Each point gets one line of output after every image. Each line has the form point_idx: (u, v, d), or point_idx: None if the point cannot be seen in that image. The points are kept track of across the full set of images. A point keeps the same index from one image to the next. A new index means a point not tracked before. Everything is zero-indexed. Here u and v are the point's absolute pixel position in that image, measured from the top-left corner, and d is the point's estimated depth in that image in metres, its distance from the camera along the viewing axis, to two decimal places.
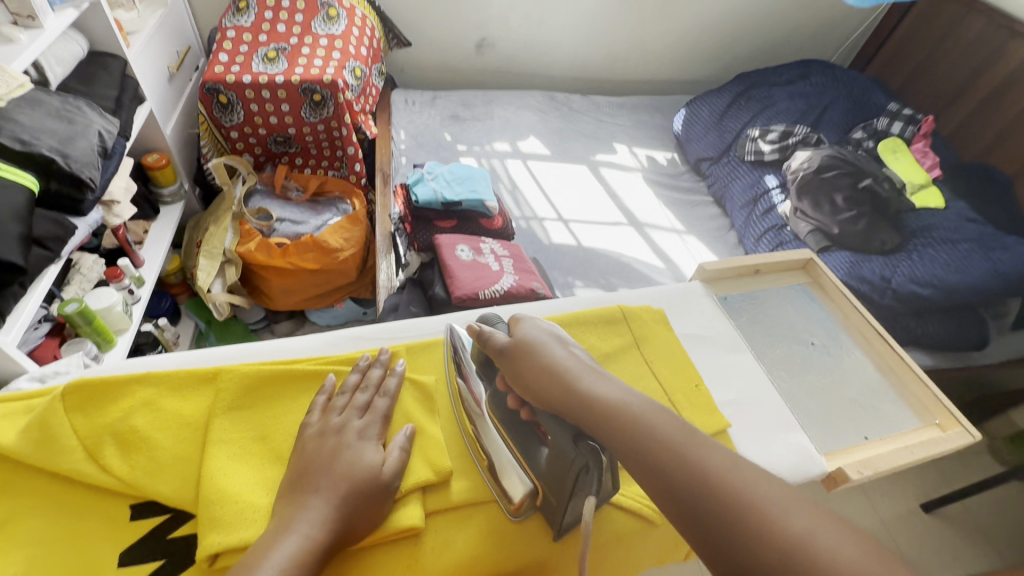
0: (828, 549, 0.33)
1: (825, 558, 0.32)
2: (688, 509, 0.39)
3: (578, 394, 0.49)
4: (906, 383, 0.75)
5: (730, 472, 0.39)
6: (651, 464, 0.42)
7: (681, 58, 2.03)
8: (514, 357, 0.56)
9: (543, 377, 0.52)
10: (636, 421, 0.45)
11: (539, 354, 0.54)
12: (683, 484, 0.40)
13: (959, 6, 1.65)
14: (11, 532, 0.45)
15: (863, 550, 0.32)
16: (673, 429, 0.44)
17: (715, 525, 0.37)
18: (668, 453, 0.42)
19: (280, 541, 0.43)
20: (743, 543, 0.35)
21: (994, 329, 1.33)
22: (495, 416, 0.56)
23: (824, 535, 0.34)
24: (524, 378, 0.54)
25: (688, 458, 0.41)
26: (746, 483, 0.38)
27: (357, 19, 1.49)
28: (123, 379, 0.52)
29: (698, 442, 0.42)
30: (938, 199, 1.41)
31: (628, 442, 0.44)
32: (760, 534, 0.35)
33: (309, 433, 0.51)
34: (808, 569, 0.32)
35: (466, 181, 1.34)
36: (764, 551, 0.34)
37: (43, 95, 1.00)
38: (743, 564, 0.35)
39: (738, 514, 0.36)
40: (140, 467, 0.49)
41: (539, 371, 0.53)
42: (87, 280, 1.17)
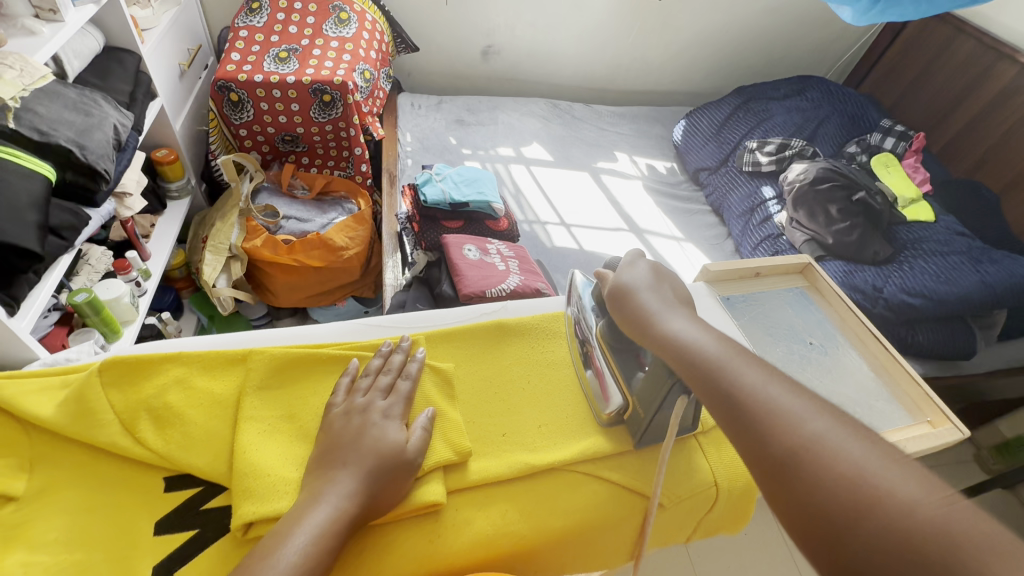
0: (839, 448, 0.35)
1: (836, 457, 0.34)
2: (723, 408, 0.42)
3: (649, 324, 0.51)
4: (900, 384, 0.78)
5: (762, 383, 0.41)
6: (695, 370, 0.45)
7: (680, 71, 2.08)
8: (616, 303, 0.56)
9: (626, 311, 0.55)
10: (687, 342, 0.47)
11: (630, 288, 0.56)
12: (724, 393, 0.42)
13: (948, 28, 1.71)
14: (48, 501, 0.47)
15: (877, 454, 0.34)
16: (719, 350, 0.45)
17: (743, 421, 0.40)
18: (709, 366, 0.44)
19: (311, 511, 0.45)
20: (764, 441, 0.38)
21: (982, 340, 1.38)
22: (602, 339, 0.60)
23: (838, 443, 0.35)
24: (625, 320, 0.55)
25: (728, 367, 0.43)
26: (777, 392, 0.40)
27: (367, 23, 1.53)
28: (157, 357, 0.55)
29: (740, 358, 0.44)
30: (928, 213, 1.47)
31: (677, 354, 0.47)
32: (777, 437, 0.37)
33: (335, 412, 0.54)
34: (813, 469, 0.35)
35: (473, 183, 1.37)
36: (780, 444, 0.37)
37: (60, 86, 1.02)
38: (763, 462, 0.37)
39: (762, 420, 0.39)
40: (175, 440, 0.51)
41: (628, 311, 0.54)
42: (95, 271, 1.18)
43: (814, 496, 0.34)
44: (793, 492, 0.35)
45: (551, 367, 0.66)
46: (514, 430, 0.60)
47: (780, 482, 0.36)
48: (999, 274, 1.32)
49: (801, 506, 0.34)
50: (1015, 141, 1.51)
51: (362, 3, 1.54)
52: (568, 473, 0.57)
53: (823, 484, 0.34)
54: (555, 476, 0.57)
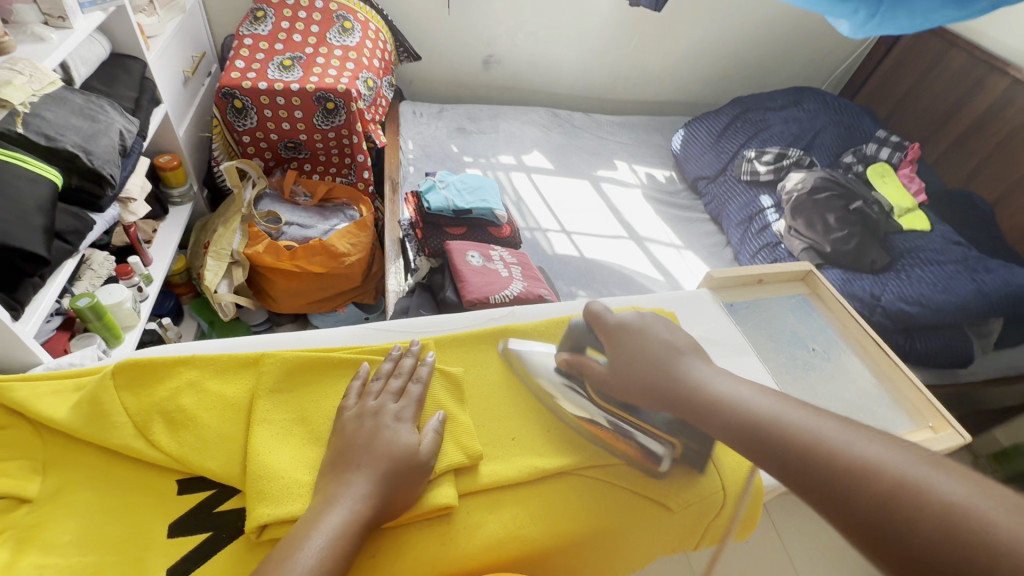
0: (919, 484, 0.36)
1: (918, 489, 0.36)
2: (794, 469, 0.44)
3: (682, 380, 0.56)
4: (901, 389, 0.79)
5: (828, 434, 0.44)
6: (758, 436, 0.48)
7: (679, 81, 2.11)
8: (614, 341, 0.63)
9: (642, 370, 0.59)
10: (741, 406, 0.51)
11: (640, 345, 0.61)
12: (793, 450, 0.45)
13: (941, 41, 1.75)
14: (63, 504, 0.47)
15: (956, 483, 0.35)
16: (777, 408, 0.49)
17: (817, 477, 0.42)
18: (770, 427, 0.48)
19: (326, 514, 0.45)
20: (846, 486, 0.40)
21: (979, 347, 1.39)
22: (601, 402, 0.61)
23: (917, 473, 0.37)
24: (618, 359, 0.61)
25: (791, 427, 0.47)
26: (846, 443, 0.42)
27: (370, 33, 1.54)
28: (170, 360, 0.55)
29: (800, 415, 0.48)
30: (923, 222, 1.50)
31: (735, 422, 0.50)
32: (856, 479, 0.39)
33: (347, 415, 0.54)
34: (901, 501, 0.36)
35: (476, 190, 1.38)
36: (861, 491, 0.39)
37: (67, 92, 1.03)
38: (851, 508, 0.39)
39: (834, 467, 0.41)
40: (189, 443, 0.51)
41: (639, 367, 0.59)
42: (98, 276, 1.19)
43: (909, 527, 0.35)
44: (885, 536, 0.36)
45: None
46: (523, 434, 0.60)
47: (870, 530, 0.37)
48: (995, 283, 1.34)
49: (896, 550, 0.35)
50: (1008, 152, 1.54)
51: (365, 12, 1.56)
52: (578, 477, 0.57)
53: (917, 513, 0.35)
54: (564, 480, 0.57)
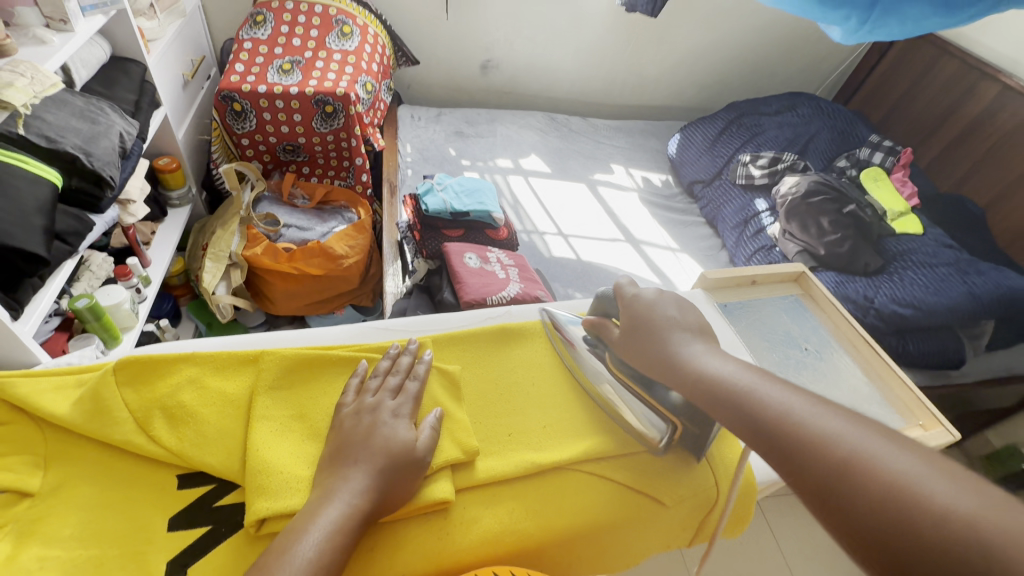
0: (883, 463, 0.35)
1: (876, 468, 0.35)
2: (761, 436, 0.44)
3: (671, 352, 0.55)
4: (893, 388, 0.80)
5: (800, 408, 0.43)
6: (729, 403, 0.47)
7: (675, 86, 2.13)
8: (632, 317, 0.61)
9: (643, 345, 0.58)
10: (719, 375, 0.50)
11: (649, 322, 0.59)
12: (764, 419, 0.44)
13: (932, 48, 1.77)
14: (64, 498, 0.48)
15: (925, 467, 0.35)
16: (754, 378, 0.48)
17: (783, 447, 0.42)
18: (744, 395, 0.47)
19: (325, 507, 0.46)
20: (808, 459, 0.39)
21: (971, 349, 1.41)
22: (618, 373, 0.62)
23: (879, 453, 0.36)
24: (631, 337, 0.60)
25: (764, 397, 0.46)
26: (817, 417, 0.41)
27: (369, 37, 1.56)
28: (170, 357, 0.56)
29: (774, 387, 0.46)
30: (916, 225, 1.52)
31: (709, 390, 0.49)
32: (819, 453, 0.39)
33: (345, 412, 0.55)
34: (860, 480, 0.36)
35: (474, 193, 1.39)
36: (822, 466, 0.38)
37: (68, 95, 1.03)
38: (811, 480, 0.38)
39: (800, 440, 0.40)
40: (189, 438, 0.52)
41: (645, 343, 0.58)
42: (96, 277, 1.19)
43: (863, 506, 0.34)
44: (839, 510, 0.36)
45: (554, 370, 0.68)
46: (519, 430, 0.61)
47: (827, 503, 0.37)
48: (986, 285, 1.35)
49: (849, 524, 0.35)
50: (999, 157, 1.56)
51: (364, 17, 1.57)
52: (573, 473, 0.58)
53: (871, 493, 0.35)
54: (559, 476, 0.58)
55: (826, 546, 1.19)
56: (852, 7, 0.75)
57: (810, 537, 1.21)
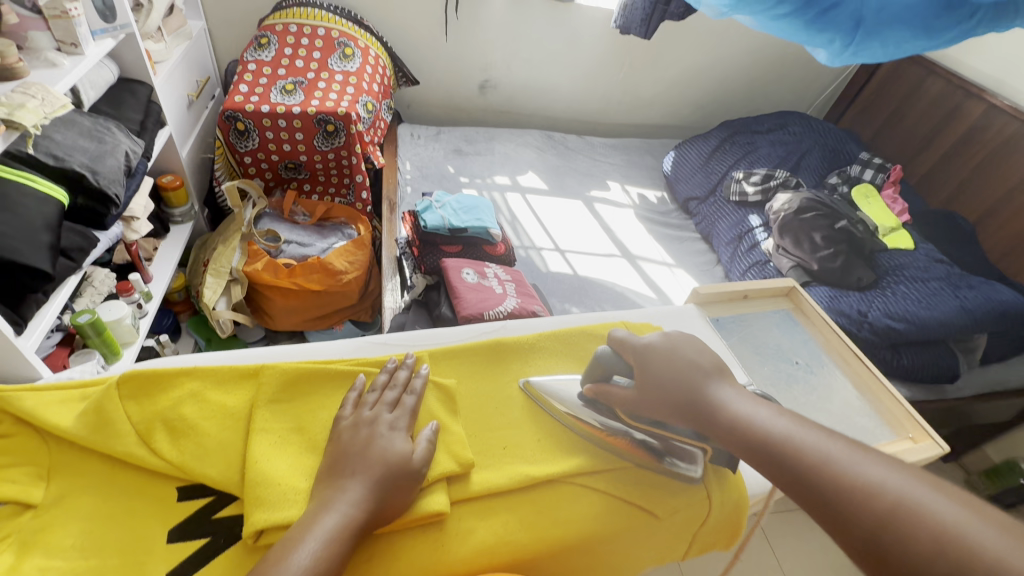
0: (928, 512, 0.38)
1: (921, 517, 0.38)
2: (802, 485, 0.46)
3: (701, 396, 0.56)
4: (883, 402, 0.81)
5: (841, 454, 0.45)
6: (766, 451, 0.49)
7: (669, 105, 2.18)
8: (648, 361, 0.60)
9: (667, 386, 0.58)
10: (754, 422, 0.52)
11: (669, 364, 0.60)
12: (803, 468, 0.46)
13: (919, 68, 1.83)
14: (66, 509, 0.49)
15: (969, 516, 0.37)
16: (787, 427, 0.50)
17: (823, 497, 0.44)
18: (780, 444, 0.49)
19: (323, 517, 0.47)
20: (852, 509, 0.41)
21: (965, 363, 1.41)
22: (640, 426, 0.60)
23: (925, 501, 0.39)
24: (649, 380, 0.59)
25: (800, 445, 0.48)
26: (857, 464, 0.43)
27: (370, 59, 1.60)
28: (174, 371, 0.57)
29: (810, 432, 0.49)
30: (907, 241, 1.54)
31: (748, 438, 0.51)
32: (862, 502, 0.41)
33: (343, 424, 0.56)
34: (907, 530, 0.38)
35: (471, 210, 1.42)
36: (867, 514, 0.40)
37: (76, 115, 1.06)
38: (856, 530, 0.40)
39: (841, 489, 0.43)
40: (189, 451, 0.53)
41: (666, 387, 0.58)
42: (98, 293, 1.19)
43: (911, 555, 0.37)
44: (890, 560, 0.38)
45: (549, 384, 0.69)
46: (514, 443, 0.62)
47: (875, 554, 0.39)
48: (977, 299, 1.37)
49: (899, 574, 0.37)
50: (987, 174, 1.60)
51: (365, 40, 1.62)
52: (568, 485, 0.59)
53: (921, 543, 0.37)
54: (554, 488, 0.59)
55: (825, 562, 1.19)
56: (836, 30, 0.76)
57: (809, 553, 1.20)
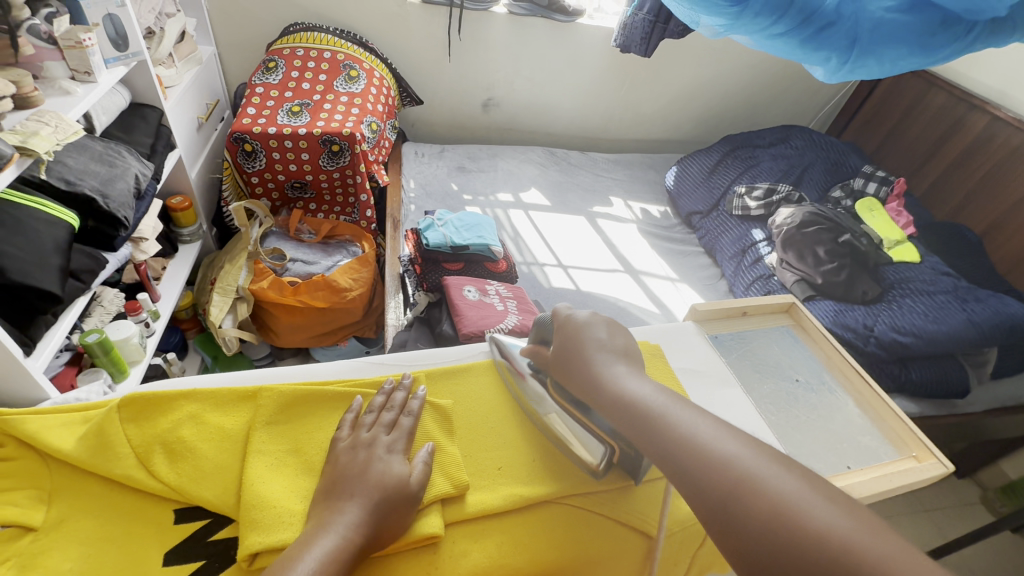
0: (771, 486, 0.41)
1: (765, 489, 0.41)
2: (666, 456, 0.47)
3: (595, 373, 0.58)
4: (886, 419, 0.80)
5: (705, 431, 0.47)
6: (640, 423, 0.51)
7: (671, 121, 2.20)
8: (567, 339, 0.64)
9: (574, 365, 0.61)
10: (634, 397, 0.53)
11: (578, 341, 0.62)
12: (669, 442, 0.48)
13: (920, 81, 1.83)
14: (65, 533, 0.50)
15: (805, 490, 0.40)
16: (660, 401, 0.52)
17: (684, 466, 0.46)
18: (653, 419, 0.50)
19: (318, 539, 0.47)
20: (707, 481, 0.43)
21: (976, 378, 1.39)
22: (558, 399, 0.64)
23: (769, 476, 0.42)
24: (566, 358, 0.62)
25: (671, 419, 0.49)
26: (720, 442, 0.45)
27: (375, 80, 1.64)
28: (173, 394, 0.58)
29: (683, 409, 0.51)
30: (914, 253, 1.53)
31: (626, 411, 0.53)
32: (717, 474, 0.43)
33: (341, 446, 0.56)
34: (751, 500, 0.40)
35: (473, 228, 1.43)
36: (719, 483, 0.43)
37: (88, 140, 1.09)
38: (709, 500, 0.43)
39: (700, 461, 0.45)
40: (187, 473, 0.54)
41: (576, 366, 0.60)
42: (107, 313, 1.21)
43: (749, 523, 0.39)
44: (734, 527, 0.40)
45: None
46: (510, 464, 0.62)
47: (718, 519, 0.42)
48: (985, 312, 1.35)
49: (737, 538, 0.40)
50: (993, 186, 1.59)
51: (370, 61, 1.66)
52: (562, 506, 0.59)
53: (761, 512, 0.39)
54: (548, 508, 0.59)
55: None
56: (832, 48, 0.76)
57: None
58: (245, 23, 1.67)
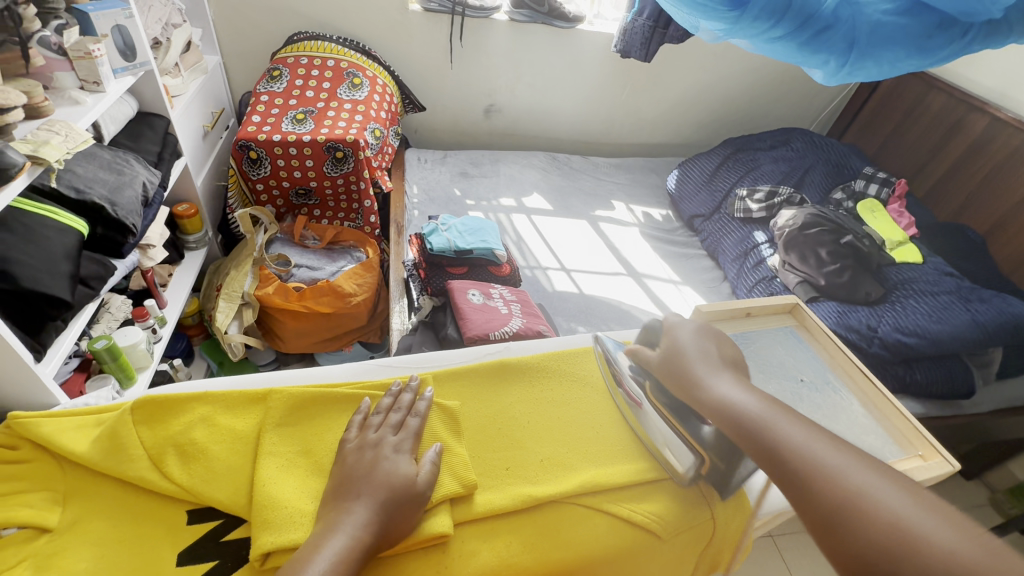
0: (883, 501, 0.40)
1: (876, 504, 0.40)
2: (776, 464, 0.48)
3: (692, 375, 0.57)
4: (890, 419, 0.80)
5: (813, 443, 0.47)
6: (742, 428, 0.51)
7: (672, 125, 2.21)
8: (665, 343, 0.62)
9: (671, 366, 0.59)
10: (739, 404, 0.52)
11: (677, 344, 0.61)
12: (777, 449, 0.48)
13: (920, 83, 1.84)
14: (80, 534, 0.50)
15: (919, 506, 0.39)
16: (764, 409, 0.52)
17: (797, 477, 0.45)
18: (756, 426, 0.50)
19: (328, 540, 0.48)
20: (819, 492, 0.43)
21: (981, 378, 1.39)
22: (656, 402, 0.60)
23: (882, 491, 0.40)
24: (664, 360, 0.60)
25: (777, 429, 0.49)
26: (829, 454, 0.45)
27: (378, 87, 1.66)
28: (184, 397, 0.59)
29: (794, 423, 0.49)
30: (915, 254, 1.53)
31: (728, 415, 0.52)
32: (830, 485, 0.43)
33: (349, 447, 0.57)
34: (863, 514, 0.40)
35: (477, 232, 1.44)
36: (832, 499, 0.42)
37: (96, 149, 1.11)
38: (819, 509, 0.43)
39: (809, 472, 0.45)
40: (199, 475, 0.54)
41: (672, 367, 0.59)
42: (115, 319, 1.22)
43: (860, 537, 0.39)
44: (843, 539, 0.40)
45: (553, 404, 0.70)
46: (518, 464, 0.63)
47: (828, 529, 0.41)
48: (989, 312, 1.35)
49: (848, 551, 0.39)
50: (995, 187, 1.59)
51: (373, 69, 1.68)
52: (572, 505, 0.60)
53: (873, 526, 0.39)
54: (560, 507, 0.59)
55: None
56: (829, 52, 0.77)
57: None
58: (249, 33, 1.69)
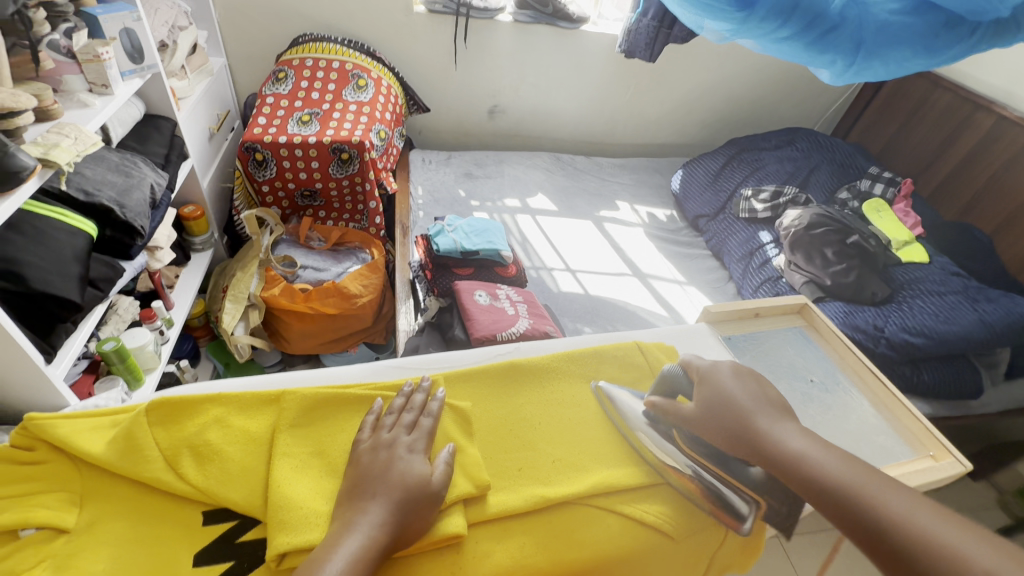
0: None
1: None
2: (874, 538, 0.46)
3: (760, 434, 0.57)
4: (901, 419, 0.80)
5: (915, 514, 0.45)
6: (830, 497, 0.50)
7: (675, 126, 2.21)
8: (709, 393, 0.63)
9: (726, 421, 0.60)
10: (823, 469, 0.52)
11: (726, 397, 0.62)
12: (875, 523, 0.46)
13: (925, 82, 1.83)
14: (98, 534, 0.51)
15: None
16: (851, 475, 0.51)
17: (904, 555, 0.43)
18: (846, 495, 0.49)
19: (344, 541, 0.48)
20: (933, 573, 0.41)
21: (988, 379, 1.39)
22: (689, 452, 0.61)
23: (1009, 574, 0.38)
24: (713, 413, 0.61)
25: (869, 497, 0.48)
26: (937, 528, 0.43)
27: (383, 88, 1.66)
28: (199, 398, 0.60)
29: (890, 492, 0.48)
30: (922, 254, 1.52)
31: (811, 482, 0.51)
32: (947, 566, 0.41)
33: (362, 447, 0.57)
34: None
35: (483, 233, 1.44)
36: None
37: (104, 151, 1.11)
38: None
39: (918, 548, 0.43)
40: (215, 476, 0.55)
41: (728, 422, 0.60)
42: (123, 320, 1.22)
43: None
44: None
45: (564, 406, 0.70)
46: (530, 465, 0.63)
47: None
48: (997, 312, 1.34)
49: None
50: (1001, 186, 1.59)
51: (378, 71, 1.68)
52: (584, 507, 0.60)
53: None
54: (574, 509, 0.59)
55: None
56: (836, 51, 0.77)
57: None
58: (254, 34, 1.70)
